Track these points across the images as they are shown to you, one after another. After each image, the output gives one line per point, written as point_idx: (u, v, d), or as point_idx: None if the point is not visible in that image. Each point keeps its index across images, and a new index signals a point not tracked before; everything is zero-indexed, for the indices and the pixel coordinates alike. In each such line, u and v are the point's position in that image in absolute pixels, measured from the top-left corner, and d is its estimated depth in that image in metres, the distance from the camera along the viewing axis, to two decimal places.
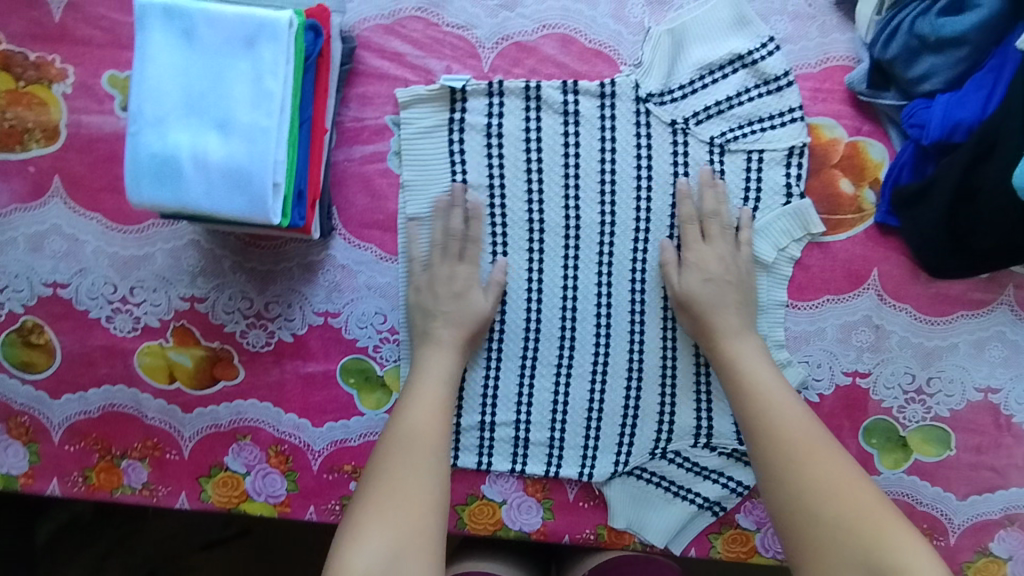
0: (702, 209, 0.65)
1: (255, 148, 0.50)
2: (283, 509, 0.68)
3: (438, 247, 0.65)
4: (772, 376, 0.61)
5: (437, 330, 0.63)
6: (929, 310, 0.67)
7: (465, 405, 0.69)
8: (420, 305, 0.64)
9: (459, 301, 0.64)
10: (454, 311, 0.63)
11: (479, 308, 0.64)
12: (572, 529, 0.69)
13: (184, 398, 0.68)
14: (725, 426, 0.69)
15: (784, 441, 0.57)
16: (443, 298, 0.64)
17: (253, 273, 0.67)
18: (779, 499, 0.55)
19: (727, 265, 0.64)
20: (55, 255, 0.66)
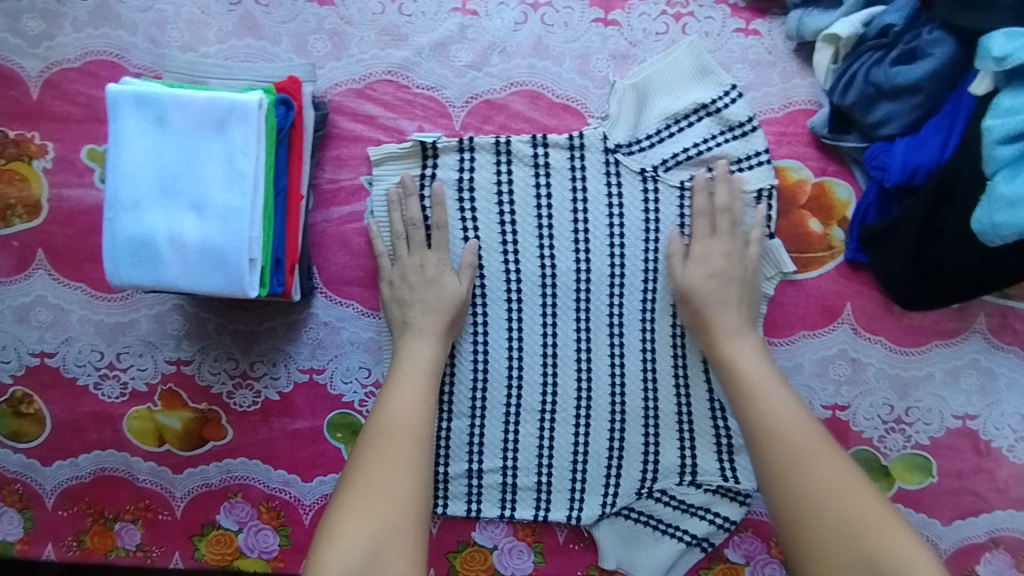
0: (716, 204, 0.65)
1: (230, 227, 0.51)
2: (276, 564, 0.69)
3: (401, 239, 0.65)
4: (768, 372, 0.60)
5: (412, 318, 0.63)
6: (903, 341, 0.68)
7: (452, 453, 0.70)
8: (396, 298, 0.65)
9: (432, 288, 0.64)
10: (426, 297, 0.64)
11: (454, 291, 0.64)
12: (563, 571, 0.70)
13: (173, 459, 0.69)
14: (709, 463, 0.69)
15: (785, 436, 0.55)
16: (418, 286, 0.64)
17: (237, 333, 0.68)
18: (780, 495, 0.53)
19: (731, 261, 0.64)
20: (41, 325, 0.67)
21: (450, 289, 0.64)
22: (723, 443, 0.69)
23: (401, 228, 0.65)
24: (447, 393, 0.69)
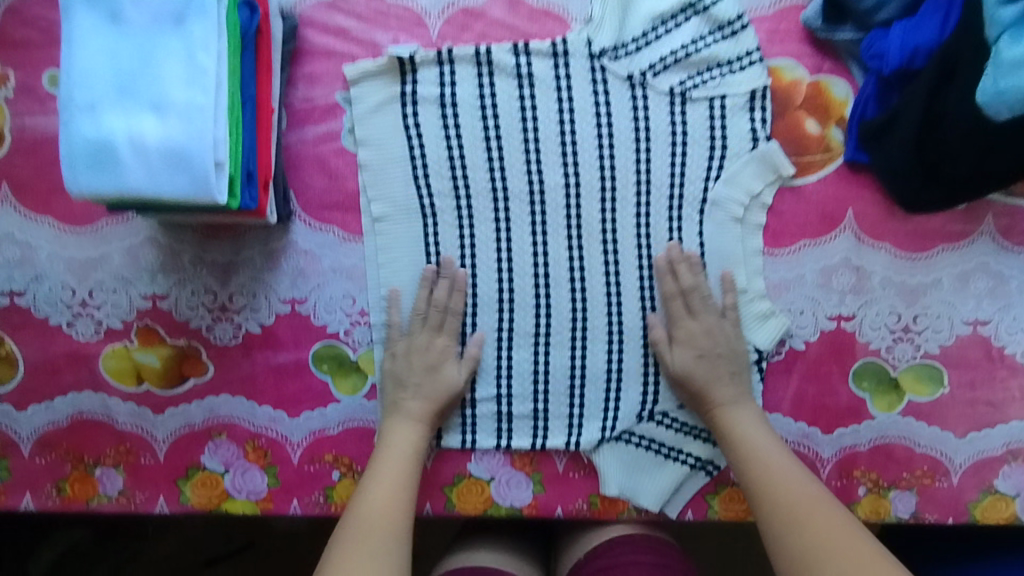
0: (682, 286, 0.64)
1: (192, 126, 0.48)
2: (265, 505, 0.67)
3: (418, 316, 0.64)
4: (770, 438, 0.61)
5: (410, 402, 0.63)
6: (908, 246, 0.65)
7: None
8: (394, 375, 0.64)
9: (433, 374, 0.63)
10: (426, 383, 0.63)
11: (454, 382, 0.64)
12: (564, 501, 0.67)
13: (154, 399, 0.66)
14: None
15: (790, 504, 0.55)
16: (417, 369, 0.63)
17: (214, 265, 0.65)
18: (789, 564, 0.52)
19: (720, 339, 0.63)
20: (9, 263, 0.64)
21: (448, 379, 0.63)
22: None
23: (421, 306, 0.64)
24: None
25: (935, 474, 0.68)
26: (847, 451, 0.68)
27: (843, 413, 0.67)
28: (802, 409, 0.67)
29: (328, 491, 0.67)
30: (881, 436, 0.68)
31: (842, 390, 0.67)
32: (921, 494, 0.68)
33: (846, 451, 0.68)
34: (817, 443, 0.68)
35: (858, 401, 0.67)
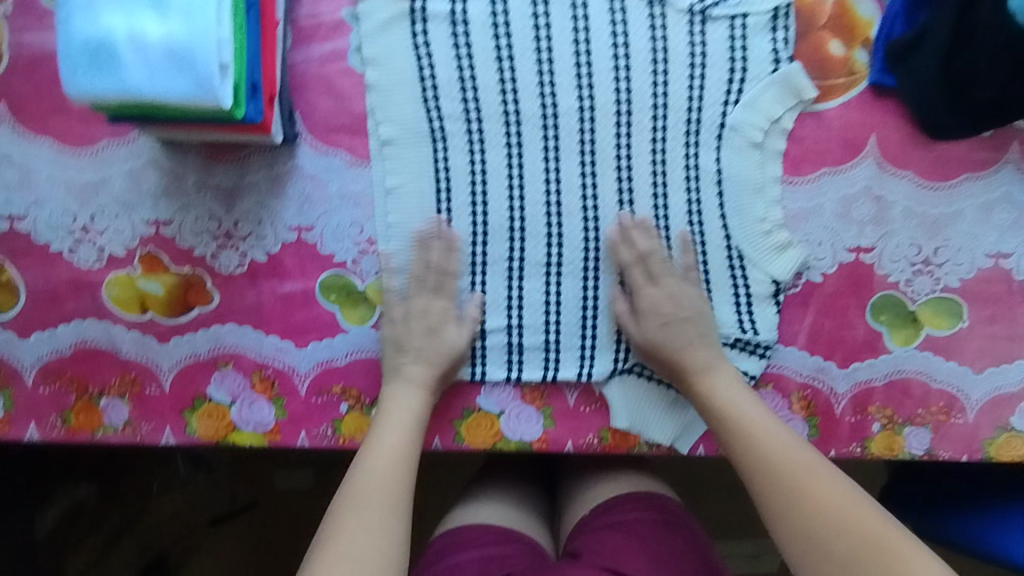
0: (639, 252, 0.63)
1: (194, 23, 0.47)
2: (273, 437, 0.66)
3: (415, 280, 0.63)
4: (748, 398, 0.60)
5: (406, 369, 0.62)
6: (931, 175, 0.64)
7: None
8: (394, 339, 0.63)
9: (433, 337, 0.62)
10: (429, 350, 0.62)
11: (453, 343, 0.63)
12: (574, 435, 0.66)
13: (158, 328, 0.65)
14: (727, 315, 0.65)
15: (789, 477, 0.55)
16: (417, 332, 0.63)
17: (218, 190, 0.63)
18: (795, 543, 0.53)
19: (682, 302, 0.63)
20: (8, 186, 0.62)
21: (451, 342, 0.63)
22: (743, 293, 0.65)
23: (418, 270, 0.63)
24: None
25: (951, 411, 0.66)
26: (862, 385, 0.67)
27: (859, 347, 0.66)
28: (817, 343, 0.66)
29: (336, 424, 0.66)
30: (897, 370, 0.66)
31: (859, 324, 0.66)
32: (936, 431, 0.66)
33: (861, 386, 0.67)
34: (831, 378, 0.66)
35: (875, 334, 0.66)
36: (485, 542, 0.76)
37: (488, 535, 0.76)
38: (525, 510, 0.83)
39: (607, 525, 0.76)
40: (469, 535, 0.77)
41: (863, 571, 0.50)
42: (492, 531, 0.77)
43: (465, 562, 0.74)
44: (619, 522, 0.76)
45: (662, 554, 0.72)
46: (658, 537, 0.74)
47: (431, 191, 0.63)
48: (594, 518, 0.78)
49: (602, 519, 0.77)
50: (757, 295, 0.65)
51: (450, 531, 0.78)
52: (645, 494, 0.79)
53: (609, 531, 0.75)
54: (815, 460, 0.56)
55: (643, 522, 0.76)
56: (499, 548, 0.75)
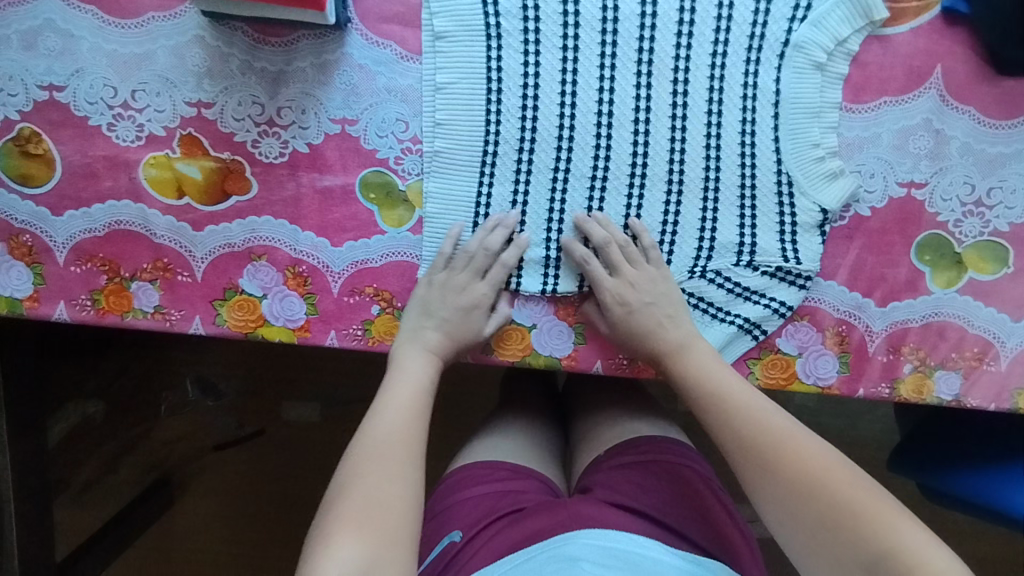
0: (595, 243, 0.63)
1: None
2: (302, 335, 0.65)
3: (466, 255, 0.63)
4: (724, 367, 0.61)
5: (428, 338, 0.63)
6: (993, 112, 0.62)
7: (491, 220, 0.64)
8: (423, 301, 0.63)
9: (464, 314, 0.63)
10: (465, 328, 0.63)
11: (479, 328, 0.63)
12: (605, 355, 0.65)
13: (194, 214, 0.64)
14: (769, 242, 0.63)
15: (761, 446, 0.56)
16: (449, 306, 0.63)
17: (264, 74, 0.62)
18: (775, 508, 0.54)
19: (645, 283, 0.63)
20: (50, 53, 0.61)
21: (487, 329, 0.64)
22: (788, 219, 0.63)
23: (474, 245, 0.63)
24: (490, 153, 0.63)
25: (984, 358, 0.65)
26: (898, 326, 0.65)
27: (899, 287, 0.65)
28: (858, 279, 0.65)
29: (367, 325, 0.65)
30: (935, 313, 0.65)
31: (902, 262, 0.64)
32: (967, 377, 0.65)
33: (897, 327, 0.65)
34: (868, 316, 0.65)
35: (918, 274, 0.64)
36: (499, 478, 0.74)
37: (501, 471, 0.75)
38: (540, 446, 0.81)
39: (620, 466, 0.74)
40: (481, 472, 0.75)
41: (834, 535, 0.50)
42: (505, 468, 0.75)
43: (477, 496, 0.72)
44: (636, 463, 0.73)
45: (677, 495, 0.71)
46: (674, 480, 0.72)
47: (483, 90, 0.62)
48: (608, 457, 0.75)
49: (618, 458, 0.75)
50: (801, 224, 0.63)
51: (461, 468, 0.76)
52: (662, 438, 0.76)
53: (626, 469, 0.73)
54: (790, 427, 0.56)
55: (658, 463, 0.73)
56: (512, 483, 0.73)
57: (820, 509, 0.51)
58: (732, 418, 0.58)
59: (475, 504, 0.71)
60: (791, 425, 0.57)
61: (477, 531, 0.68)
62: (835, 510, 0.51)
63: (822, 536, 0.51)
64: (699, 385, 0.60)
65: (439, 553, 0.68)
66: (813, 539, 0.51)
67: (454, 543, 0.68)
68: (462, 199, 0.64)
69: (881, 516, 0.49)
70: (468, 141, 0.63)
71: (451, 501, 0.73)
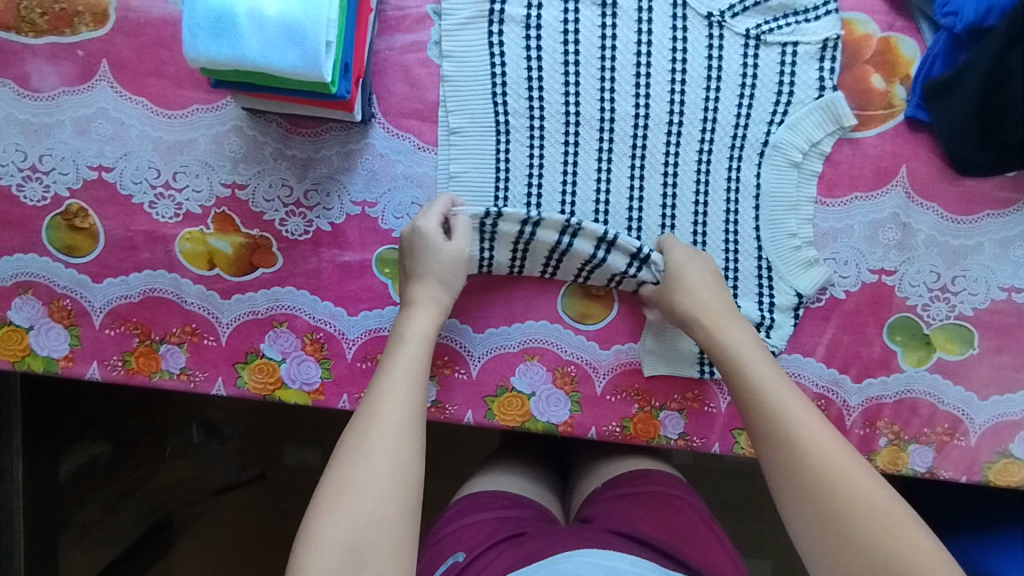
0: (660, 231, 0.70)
1: (309, 3, 0.51)
2: (317, 396, 0.70)
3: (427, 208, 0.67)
4: (761, 356, 0.61)
5: (412, 292, 0.64)
6: (955, 209, 0.68)
7: (497, 244, 0.68)
8: (405, 268, 0.66)
9: (433, 249, 0.64)
10: (409, 242, 0.65)
11: (449, 248, 0.65)
12: (598, 422, 0.71)
13: (223, 284, 0.69)
14: (749, 309, 0.69)
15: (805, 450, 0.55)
16: (418, 252, 0.65)
17: (294, 160, 0.68)
18: (812, 512, 0.53)
19: (702, 267, 0.66)
20: (101, 138, 0.67)
21: (426, 230, 0.65)
22: (766, 297, 0.69)
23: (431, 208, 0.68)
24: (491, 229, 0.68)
25: (954, 433, 0.69)
26: (872, 401, 0.70)
27: (873, 365, 0.70)
28: (835, 355, 0.70)
29: None
30: (908, 390, 0.70)
31: (875, 341, 0.69)
32: (939, 450, 0.69)
33: (873, 402, 0.70)
34: (845, 392, 0.70)
35: (890, 353, 0.69)
36: (501, 505, 0.77)
37: (503, 500, 0.78)
38: (538, 484, 0.85)
39: (617, 496, 0.77)
40: (483, 500, 0.78)
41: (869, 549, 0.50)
42: (506, 497, 0.79)
43: (480, 521, 0.75)
44: (633, 494, 0.76)
45: (671, 522, 0.73)
46: (667, 509, 0.75)
47: (492, 180, 0.68)
48: (606, 488, 0.79)
49: (617, 488, 0.78)
50: (780, 305, 0.68)
51: (465, 498, 0.80)
52: (655, 472, 0.80)
53: (622, 499, 0.76)
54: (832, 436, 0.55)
55: (652, 494, 0.77)
56: (513, 510, 0.76)
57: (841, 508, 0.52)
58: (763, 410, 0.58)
59: (479, 527, 0.74)
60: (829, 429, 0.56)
61: (479, 553, 0.70)
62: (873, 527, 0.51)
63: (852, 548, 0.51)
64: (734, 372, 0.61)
65: (442, 573, 0.70)
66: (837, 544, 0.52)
67: (458, 563, 0.71)
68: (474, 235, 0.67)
69: (895, 525, 0.51)
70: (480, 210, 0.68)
71: (455, 525, 0.76)
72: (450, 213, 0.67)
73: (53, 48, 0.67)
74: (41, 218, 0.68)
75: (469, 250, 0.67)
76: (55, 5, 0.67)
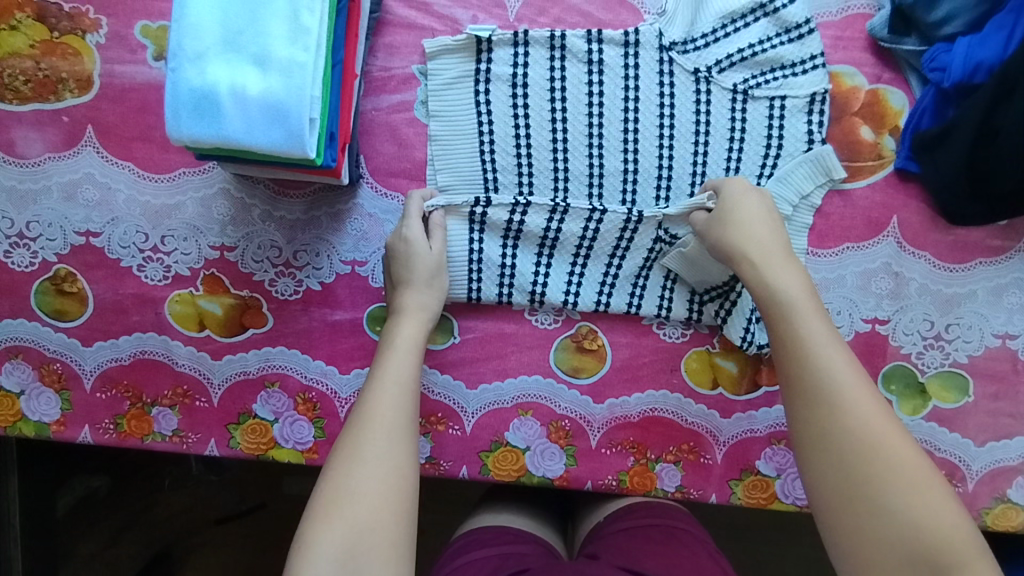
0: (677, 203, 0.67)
1: (291, 82, 0.51)
2: (310, 456, 0.68)
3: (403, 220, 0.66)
4: (814, 310, 0.57)
5: (400, 301, 0.64)
6: (947, 257, 0.68)
7: (487, 234, 0.68)
8: (390, 280, 0.66)
9: (409, 255, 0.64)
10: (395, 253, 0.65)
11: (427, 254, 0.64)
12: (594, 476, 0.70)
13: (213, 345, 0.69)
14: (737, 329, 0.68)
15: (830, 426, 0.51)
16: (399, 263, 0.64)
17: (282, 222, 0.68)
18: (840, 491, 0.50)
19: (758, 209, 0.62)
20: (88, 204, 0.67)
21: (409, 240, 0.64)
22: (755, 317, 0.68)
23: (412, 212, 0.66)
24: (475, 270, 0.68)
25: (951, 479, 0.68)
26: None
27: None
28: None
29: None
30: None
31: None
32: None
33: None
34: None
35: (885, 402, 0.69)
36: (504, 542, 0.69)
37: (505, 535, 0.70)
38: (541, 519, 0.77)
39: (621, 529, 0.68)
40: (484, 536, 0.70)
41: (894, 531, 0.47)
42: (509, 532, 0.71)
43: (478, 559, 0.67)
44: (633, 528, 0.67)
45: (676, 558, 0.63)
46: (675, 544, 0.65)
47: (468, 230, 0.67)
48: (611, 521, 0.70)
49: (625, 518, 0.69)
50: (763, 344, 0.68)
51: (463, 536, 0.72)
52: (665, 503, 0.71)
53: (615, 535, 0.67)
54: (863, 407, 0.51)
55: (655, 527, 0.67)
56: (513, 546, 0.68)
57: (872, 481, 0.49)
58: (808, 380, 0.53)
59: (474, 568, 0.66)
60: (864, 397, 0.52)
61: None
62: (900, 506, 0.48)
63: (880, 531, 0.48)
64: (785, 326, 0.56)
65: None
66: (864, 526, 0.48)
67: None
68: (463, 220, 0.67)
69: (933, 504, 0.47)
70: (453, 256, 0.68)
71: (447, 569, 0.67)
72: (427, 211, 0.66)
73: (38, 115, 0.67)
74: (29, 284, 0.68)
75: (448, 253, 0.67)
76: (39, 72, 0.66)
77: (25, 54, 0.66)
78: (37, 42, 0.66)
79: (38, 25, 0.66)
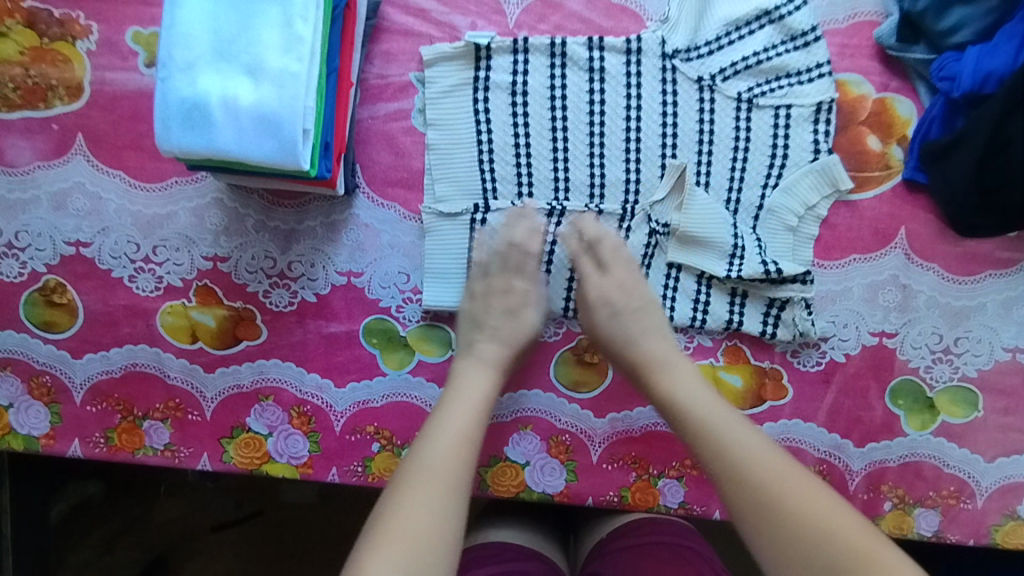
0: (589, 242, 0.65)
1: (284, 92, 0.50)
2: (305, 470, 0.67)
3: (496, 256, 0.64)
4: (704, 384, 0.59)
5: (482, 348, 0.62)
6: (955, 269, 0.66)
7: (486, 239, 0.66)
8: (471, 315, 0.64)
9: (512, 317, 0.63)
10: (494, 294, 0.63)
11: (530, 325, 0.64)
12: (596, 491, 0.68)
13: (206, 357, 0.67)
14: (754, 323, 0.66)
15: (755, 486, 0.52)
16: (495, 312, 0.63)
17: (277, 232, 0.67)
18: (778, 551, 0.50)
19: (634, 294, 0.63)
20: (78, 214, 0.66)
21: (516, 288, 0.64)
22: (772, 313, 0.66)
23: (502, 247, 0.64)
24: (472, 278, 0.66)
25: (960, 496, 0.67)
26: (876, 464, 0.67)
27: (876, 429, 0.67)
28: (836, 421, 0.67)
29: (367, 462, 0.67)
30: (912, 454, 0.67)
31: (877, 405, 0.67)
32: (944, 514, 0.67)
33: (876, 466, 0.67)
34: (846, 456, 0.67)
35: (893, 417, 0.67)
36: (505, 559, 0.68)
37: (506, 551, 0.69)
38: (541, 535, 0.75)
39: (625, 547, 0.67)
40: (485, 553, 0.69)
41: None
42: (510, 548, 0.70)
43: None
44: (635, 546, 0.66)
45: None
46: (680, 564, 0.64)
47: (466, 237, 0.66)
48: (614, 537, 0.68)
49: (628, 535, 0.68)
50: (780, 338, 0.66)
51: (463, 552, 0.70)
52: (667, 519, 0.70)
53: (619, 555, 0.66)
54: (775, 464, 0.53)
55: (659, 545, 0.66)
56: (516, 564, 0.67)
57: (795, 538, 0.49)
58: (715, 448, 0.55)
59: None
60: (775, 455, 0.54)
61: None
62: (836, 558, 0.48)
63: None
64: (684, 401, 0.58)
65: None
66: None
67: None
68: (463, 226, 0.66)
69: (865, 554, 0.48)
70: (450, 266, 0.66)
71: None
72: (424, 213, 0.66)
73: (27, 123, 0.66)
74: (18, 295, 0.67)
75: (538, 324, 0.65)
76: (28, 79, 0.65)
77: (14, 61, 0.65)
78: (26, 48, 0.65)
79: (27, 31, 0.65)
